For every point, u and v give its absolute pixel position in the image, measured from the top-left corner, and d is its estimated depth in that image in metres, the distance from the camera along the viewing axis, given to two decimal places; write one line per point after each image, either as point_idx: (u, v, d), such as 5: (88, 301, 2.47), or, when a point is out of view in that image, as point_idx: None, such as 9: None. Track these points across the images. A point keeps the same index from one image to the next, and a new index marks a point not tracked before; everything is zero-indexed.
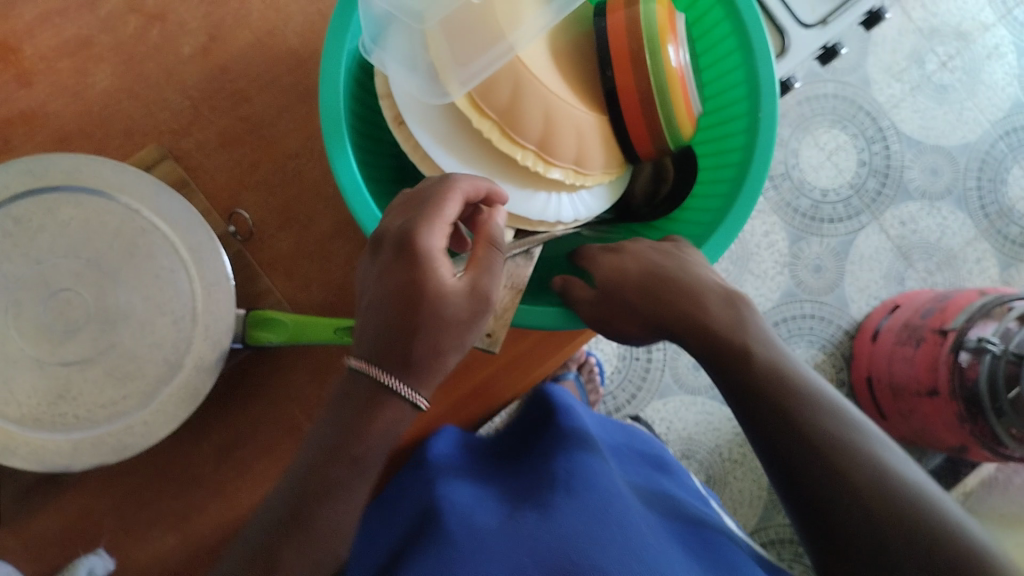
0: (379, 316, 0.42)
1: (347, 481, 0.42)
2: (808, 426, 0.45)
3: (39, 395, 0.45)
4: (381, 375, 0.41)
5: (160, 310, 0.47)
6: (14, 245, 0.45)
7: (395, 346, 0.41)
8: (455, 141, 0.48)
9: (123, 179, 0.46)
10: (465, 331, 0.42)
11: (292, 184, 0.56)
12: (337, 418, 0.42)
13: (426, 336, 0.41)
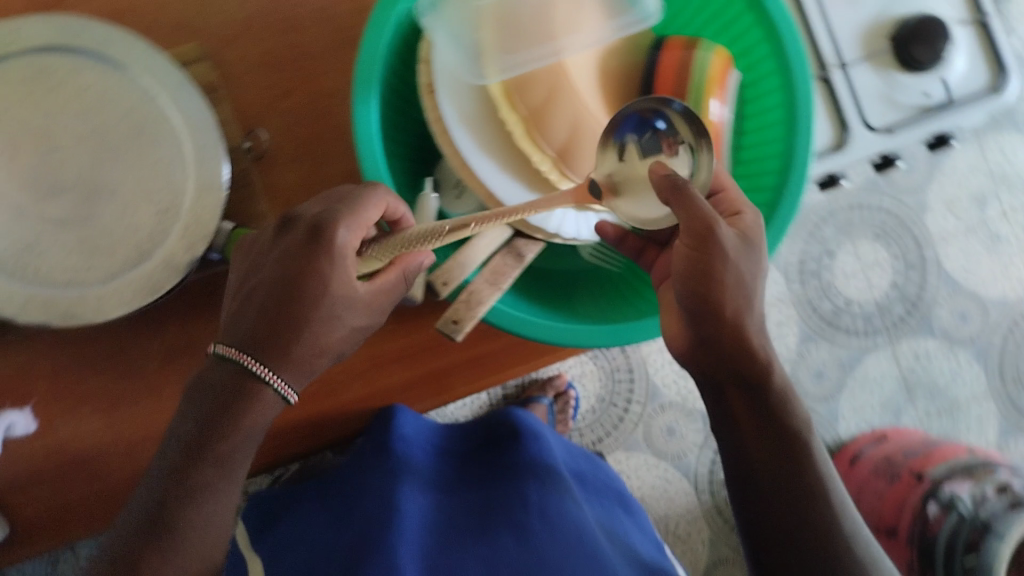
0: (254, 299, 0.41)
1: (213, 473, 0.39)
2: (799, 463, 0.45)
3: (8, 241, 0.45)
4: (247, 363, 0.40)
5: (148, 198, 0.47)
6: (29, 95, 0.46)
7: (273, 340, 0.40)
8: (479, 125, 0.47)
9: (148, 62, 0.46)
10: (346, 335, 0.42)
11: (319, 122, 0.56)
12: (203, 408, 0.40)
13: (306, 329, 0.41)
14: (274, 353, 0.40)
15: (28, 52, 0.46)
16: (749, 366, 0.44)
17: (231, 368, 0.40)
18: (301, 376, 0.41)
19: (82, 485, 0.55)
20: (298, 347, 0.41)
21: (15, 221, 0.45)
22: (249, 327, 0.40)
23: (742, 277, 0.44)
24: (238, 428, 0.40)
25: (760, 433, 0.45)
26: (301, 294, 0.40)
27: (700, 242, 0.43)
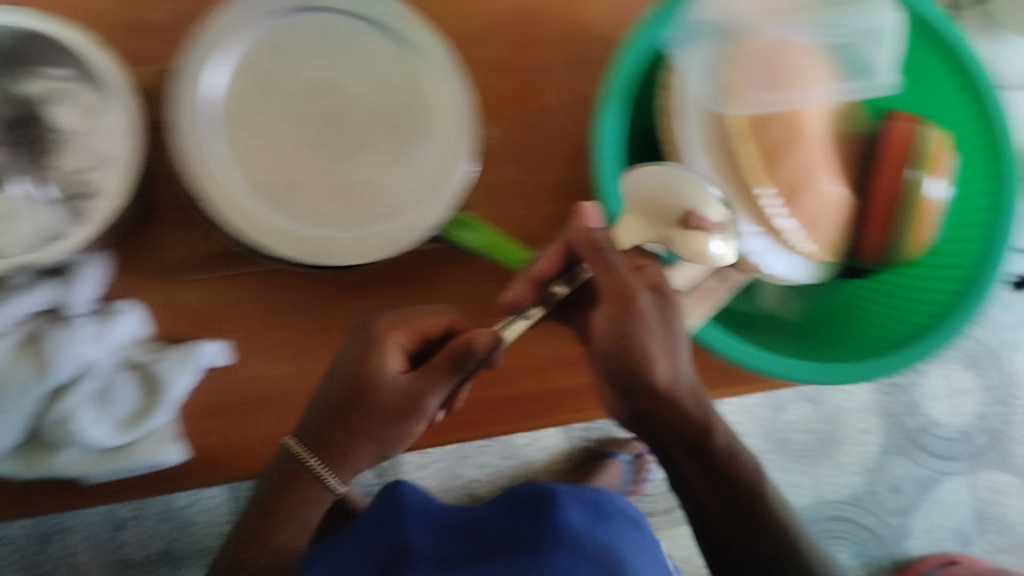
0: (324, 388, 0.52)
1: (261, 540, 0.54)
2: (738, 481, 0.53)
3: (271, 176, 0.49)
4: (305, 459, 0.52)
5: (396, 162, 0.51)
6: (311, 46, 0.49)
7: (328, 445, 0.52)
8: (714, 151, 0.51)
9: (422, 40, 0.50)
10: (391, 426, 0.51)
11: (539, 132, 0.59)
12: (262, 498, 0.54)
13: (355, 425, 0.51)
14: (320, 440, 0.51)
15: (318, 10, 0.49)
16: (690, 427, 0.49)
17: (291, 461, 0.52)
18: (347, 465, 0.53)
19: (242, 429, 0.56)
20: (342, 432, 0.51)
21: (284, 158, 0.49)
22: (314, 430, 0.52)
23: (659, 349, 0.45)
24: (294, 506, 0.54)
25: (715, 495, 0.52)
26: (353, 397, 0.51)
27: (619, 308, 0.45)
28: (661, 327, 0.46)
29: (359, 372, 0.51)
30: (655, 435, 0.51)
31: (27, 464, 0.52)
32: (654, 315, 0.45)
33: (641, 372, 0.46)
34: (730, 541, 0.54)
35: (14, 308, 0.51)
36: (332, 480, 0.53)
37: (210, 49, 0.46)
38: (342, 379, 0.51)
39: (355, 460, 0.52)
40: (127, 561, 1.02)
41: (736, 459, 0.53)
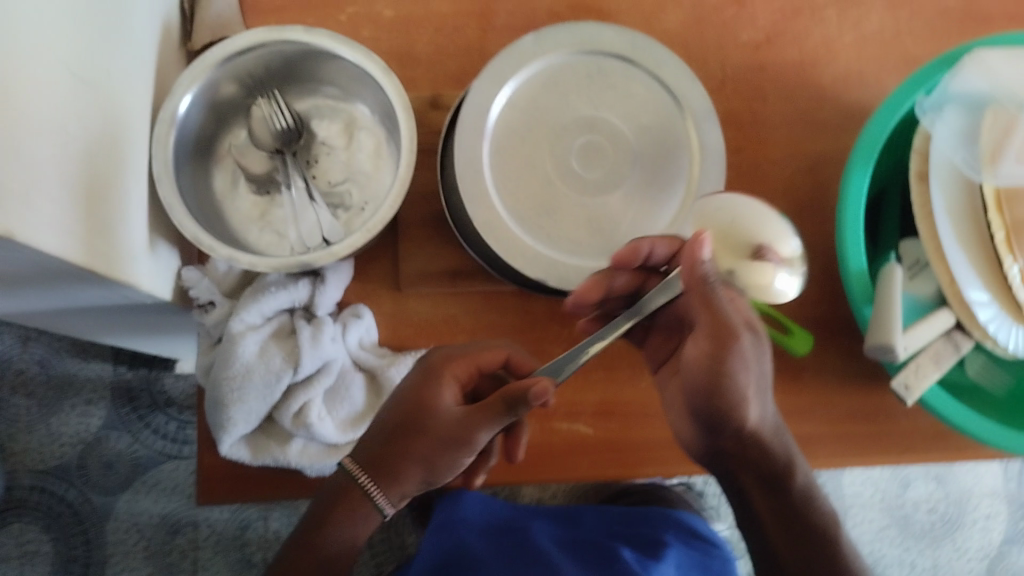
0: (384, 408, 0.54)
1: (319, 545, 0.54)
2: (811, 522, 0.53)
3: (532, 201, 0.52)
4: (360, 477, 0.53)
5: (646, 198, 0.53)
6: (585, 87, 0.54)
7: (385, 466, 0.53)
8: (961, 218, 0.52)
9: (687, 88, 0.53)
10: (442, 454, 0.52)
11: (758, 182, 0.60)
12: (314, 510, 0.55)
13: (411, 448, 0.52)
14: (374, 460, 0.53)
15: (595, 55, 0.54)
16: (774, 466, 0.51)
17: (345, 478, 0.54)
18: (397, 488, 0.53)
19: None
20: (397, 457, 0.52)
21: (541, 194, 0.52)
22: (370, 452, 0.53)
23: (751, 392, 0.47)
24: (345, 516, 0.54)
25: (784, 525, 0.53)
26: (410, 422, 0.52)
27: (719, 344, 0.45)
28: (763, 366, 0.47)
29: (418, 402, 0.52)
30: (728, 467, 0.52)
31: (256, 451, 0.55)
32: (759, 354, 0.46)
33: (734, 408, 0.47)
34: None
35: (268, 304, 0.55)
36: (382, 502, 0.53)
37: (492, 87, 0.51)
38: (401, 403, 0.53)
39: (405, 484, 0.53)
40: (249, 561, 1.11)
41: (814, 504, 0.53)
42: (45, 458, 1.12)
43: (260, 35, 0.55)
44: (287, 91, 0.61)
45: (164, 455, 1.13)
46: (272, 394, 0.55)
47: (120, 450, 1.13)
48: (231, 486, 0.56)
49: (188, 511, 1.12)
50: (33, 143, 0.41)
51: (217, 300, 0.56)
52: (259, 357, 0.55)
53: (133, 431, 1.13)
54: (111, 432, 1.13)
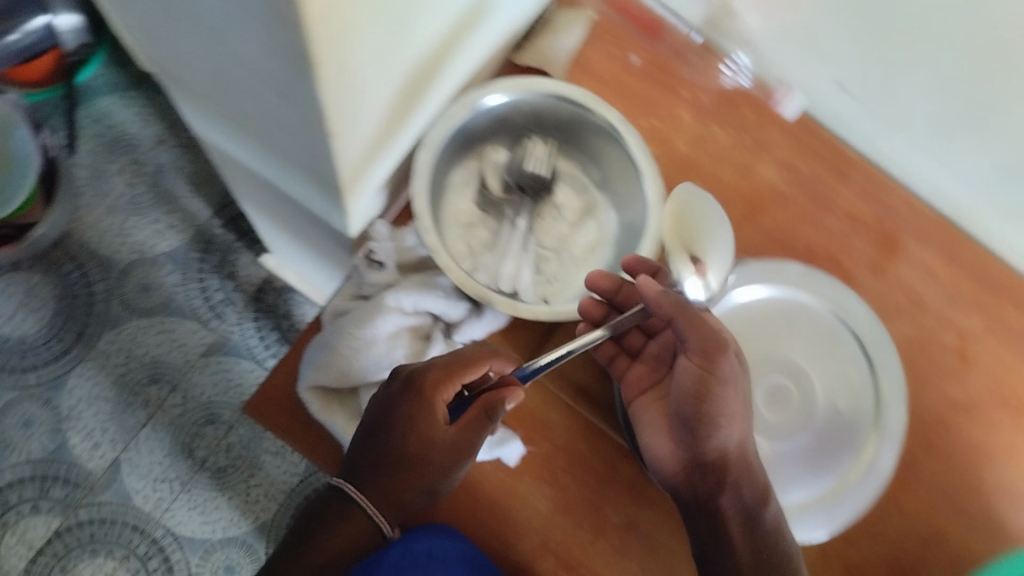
0: (378, 425, 0.51)
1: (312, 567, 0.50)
2: (779, 541, 0.51)
3: None
4: (360, 501, 0.50)
5: (796, 464, 0.54)
6: (807, 337, 0.55)
7: (391, 494, 0.50)
8: None
9: (893, 402, 0.53)
10: (444, 474, 0.50)
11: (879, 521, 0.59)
12: (303, 530, 0.51)
13: (412, 472, 0.50)
14: (386, 491, 0.50)
15: (836, 319, 0.55)
16: (753, 498, 0.51)
17: (344, 506, 0.50)
18: (399, 510, 0.51)
19: (478, 521, 0.58)
20: (386, 484, 0.50)
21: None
22: (375, 480, 0.50)
23: (738, 413, 0.50)
24: (337, 532, 0.50)
25: (757, 561, 0.51)
26: (415, 446, 0.50)
27: (709, 360, 0.50)
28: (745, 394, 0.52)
29: (411, 432, 0.50)
30: (712, 487, 0.52)
31: (323, 408, 0.55)
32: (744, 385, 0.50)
33: (722, 426, 0.50)
34: None
35: (426, 302, 0.56)
36: (387, 528, 0.51)
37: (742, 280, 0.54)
38: (406, 426, 0.50)
39: (404, 505, 0.51)
40: (190, 451, 1.10)
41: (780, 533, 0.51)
42: (102, 243, 1.14)
43: (585, 97, 0.56)
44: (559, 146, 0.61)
45: (192, 314, 1.14)
46: (371, 375, 0.55)
47: (163, 283, 1.14)
48: (281, 416, 0.57)
49: (176, 372, 1.12)
50: (400, 78, 0.41)
51: (386, 266, 0.57)
52: (387, 339, 0.55)
53: (185, 275, 1.14)
54: (166, 263, 1.14)
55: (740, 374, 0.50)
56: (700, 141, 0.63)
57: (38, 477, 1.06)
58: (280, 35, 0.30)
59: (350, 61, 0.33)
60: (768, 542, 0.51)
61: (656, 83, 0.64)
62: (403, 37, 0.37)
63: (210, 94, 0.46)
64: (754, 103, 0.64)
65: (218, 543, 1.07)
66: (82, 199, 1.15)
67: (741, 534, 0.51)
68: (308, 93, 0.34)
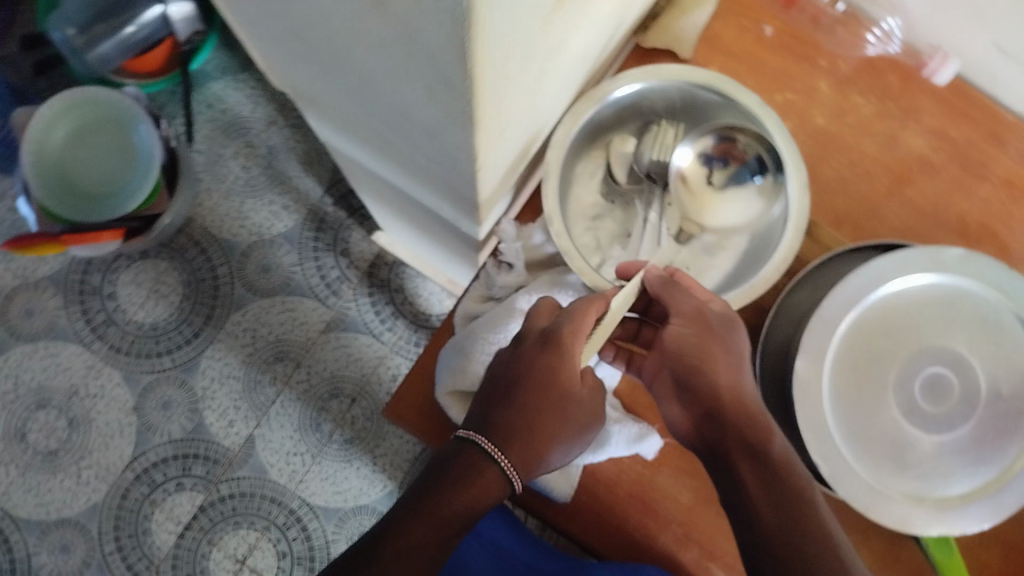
0: (510, 383, 0.50)
1: (420, 525, 0.46)
2: (795, 478, 0.46)
3: (854, 389, 0.52)
4: (496, 455, 0.48)
5: (957, 455, 0.51)
6: (968, 321, 0.52)
7: (525, 450, 0.48)
8: None
9: None
10: (575, 432, 0.51)
11: None
12: (410, 496, 0.47)
13: (548, 425, 0.49)
14: (520, 447, 0.48)
15: (998, 300, 0.51)
16: (758, 438, 0.48)
17: (470, 457, 0.48)
18: (531, 465, 0.49)
19: (619, 515, 0.59)
20: (534, 439, 0.49)
21: (866, 386, 0.53)
22: (508, 436, 0.48)
23: (724, 361, 0.51)
24: (458, 488, 0.47)
25: (775, 501, 0.46)
26: (553, 394, 0.49)
27: (696, 320, 0.51)
28: (733, 344, 0.51)
29: (559, 383, 0.49)
30: (717, 432, 0.49)
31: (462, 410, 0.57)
32: (729, 336, 0.51)
33: (706, 372, 0.50)
34: (777, 543, 0.45)
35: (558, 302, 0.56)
36: (517, 482, 0.48)
37: (899, 268, 0.51)
38: (545, 381, 0.49)
39: (541, 463, 0.49)
40: (318, 425, 1.14)
41: (798, 472, 0.47)
42: (222, 228, 1.17)
43: (715, 79, 0.54)
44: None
45: (311, 292, 1.16)
46: None
47: (282, 263, 1.17)
48: (423, 420, 0.59)
49: (300, 350, 1.15)
50: (540, 94, 0.39)
51: (516, 267, 0.58)
52: None
53: (302, 254, 1.17)
54: (284, 243, 1.17)
55: (727, 329, 0.51)
56: (841, 114, 0.61)
57: (180, 455, 1.12)
58: (437, 91, 0.29)
59: (502, 106, 0.32)
60: (785, 482, 0.46)
61: (790, 54, 0.61)
62: (549, 61, 0.35)
63: (345, 113, 0.46)
64: (901, 69, 0.61)
65: (351, 511, 1.12)
66: (202, 185, 1.19)
67: (752, 476, 0.47)
68: (465, 138, 0.33)
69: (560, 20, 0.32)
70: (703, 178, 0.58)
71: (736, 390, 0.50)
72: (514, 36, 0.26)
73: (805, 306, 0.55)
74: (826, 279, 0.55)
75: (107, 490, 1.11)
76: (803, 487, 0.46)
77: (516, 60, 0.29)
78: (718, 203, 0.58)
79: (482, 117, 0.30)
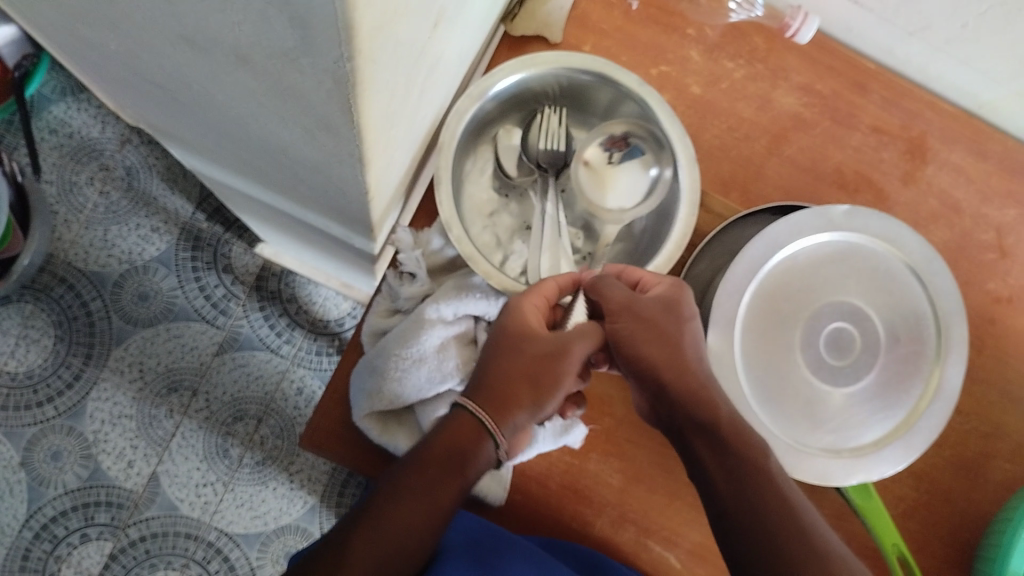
0: (485, 349, 0.51)
1: (420, 472, 0.45)
2: (747, 444, 0.44)
3: (763, 353, 0.53)
4: (469, 406, 0.48)
5: (866, 403, 0.53)
6: (863, 274, 0.53)
7: (498, 400, 0.48)
8: None
9: (951, 326, 0.52)
10: (550, 377, 0.48)
11: (948, 434, 0.58)
12: (406, 458, 0.46)
13: (514, 372, 0.48)
14: (488, 396, 0.48)
15: (888, 252, 0.53)
16: (706, 413, 0.46)
17: (453, 413, 0.48)
18: (504, 415, 0.48)
19: (552, 508, 0.59)
20: (502, 390, 0.48)
21: (773, 347, 0.53)
22: (479, 390, 0.48)
23: (664, 342, 0.48)
24: (444, 437, 0.46)
25: (729, 469, 0.43)
26: (513, 343, 0.49)
27: (634, 311, 0.49)
28: (671, 331, 0.48)
29: (515, 333, 0.49)
30: (671, 413, 0.47)
31: (382, 430, 0.55)
32: (668, 322, 0.48)
33: (642, 347, 0.48)
34: (737, 509, 0.42)
35: (467, 306, 0.55)
36: (495, 432, 0.47)
37: (792, 231, 0.52)
38: (506, 338, 0.49)
39: (516, 415, 0.48)
40: (226, 451, 1.09)
41: (750, 436, 0.45)
42: (87, 260, 1.10)
43: (596, 62, 0.54)
44: (571, 115, 0.60)
45: (197, 314, 1.10)
46: (426, 391, 0.55)
47: (160, 288, 1.10)
48: (342, 447, 0.57)
49: (194, 377, 1.10)
50: (421, 96, 0.37)
51: (418, 276, 0.56)
52: (436, 353, 0.55)
53: (181, 276, 1.11)
54: (160, 267, 1.10)
55: (666, 317, 0.48)
56: (715, 81, 0.61)
57: (80, 505, 1.05)
58: (315, 110, 0.27)
59: (387, 116, 0.30)
60: (735, 447, 0.44)
61: (658, 26, 0.61)
62: (426, 64, 0.33)
63: (218, 141, 0.43)
64: (765, 30, 0.61)
65: (274, 532, 1.07)
66: (58, 218, 1.10)
67: (707, 449, 0.45)
68: (350, 154, 0.30)
69: (437, 14, 0.30)
70: (603, 157, 0.57)
71: (679, 367, 0.47)
72: (396, 40, 0.24)
73: (706, 276, 0.55)
74: (722, 246, 0.56)
75: (5, 554, 1.03)
76: (754, 450, 0.44)
77: (399, 61, 0.27)
78: (615, 181, 0.56)
79: (368, 130, 0.27)
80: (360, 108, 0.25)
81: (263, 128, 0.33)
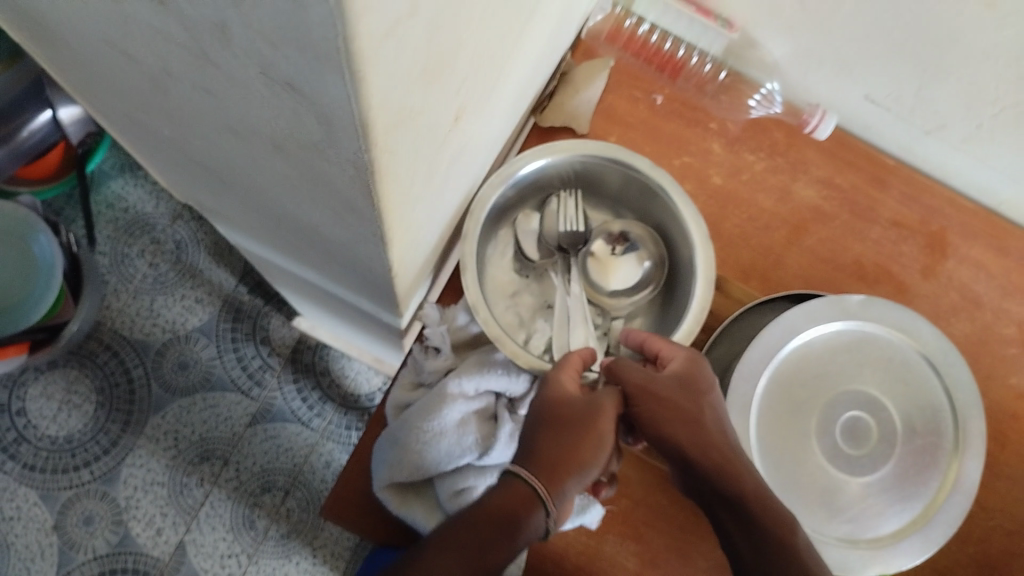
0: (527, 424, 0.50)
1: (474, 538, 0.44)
2: (768, 509, 0.45)
3: (778, 439, 0.53)
4: (521, 472, 0.47)
5: (882, 493, 0.53)
6: (878, 364, 0.54)
7: (548, 468, 0.47)
8: None
9: (968, 418, 0.52)
10: (591, 440, 0.48)
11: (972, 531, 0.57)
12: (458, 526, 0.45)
13: (558, 438, 0.48)
14: (537, 460, 0.47)
15: (903, 343, 0.54)
16: (730, 486, 0.46)
17: (503, 482, 0.47)
18: (553, 479, 0.47)
19: None
20: (550, 458, 0.47)
21: (787, 433, 0.53)
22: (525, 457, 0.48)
23: (688, 420, 0.48)
24: (499, 503, 0.45)
25: (752, 534, 0.45)
26: (552, 409, 0.49)
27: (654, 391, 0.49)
28: (691, 408, 0.49)
29: (553, 401, 0.49)
30: (698, 487, 0.48)
31: (401, 502, 0.56)
32: (687, 401, 0.49)
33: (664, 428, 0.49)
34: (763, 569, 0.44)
35: (488, 381, 0.56)
36: (546, 496, 0.46)
37: (807, 318, 0.53)
38: (542, 405, 0.49)
39: (566, 486, 0.47)
40: (252, 522, 1.10)
41: (772, 501, 0.46)
42: (132, 328, 1.14)
43: (615, 150, 0.57)
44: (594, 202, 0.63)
45: (233, 385, 1.13)
46: (445, 465, 0.56)
47: (199, 358, 1.13)
48: (362, 516, 0.58)
49: (226, 447, 1.11)
50: (446, 179, 0.40)
51: (443, 350, 0.58)
52: (457, 427, 0.56)
53: (220, 347, 1.14)
54: (200, 337, 1.14)
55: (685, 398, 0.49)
56: (736, 172, 0.63)
57: (108, 571, 1.06)
58: (341, 191, 0.29)
59: (409, 198, 0.32)
60: (758, 512, 0.45)
61: (681, 120, 0.64)
62: (450, 151, 0.36)
63: (258, 217, 0.46)
64: (785, 126, 0.64)
65: None
66: (109, 287, 1.15)
67: (730, 514, 0.46)
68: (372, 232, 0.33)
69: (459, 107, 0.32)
70: (607, 249, 0.60)
71: (701, 442, 0.48)
72: (417, 129, 0.27)
73: (725, 361, 0.56)
74: (740, 331, 0.57)
75: None
76: (777, 517, 0.45)
77: (421, 147, 0.29)
78: (613, 270, 0.59)
79: (390, 211, 0.30)
80: (383, 191, 0.27)
81: (297, 207, 0.36)
